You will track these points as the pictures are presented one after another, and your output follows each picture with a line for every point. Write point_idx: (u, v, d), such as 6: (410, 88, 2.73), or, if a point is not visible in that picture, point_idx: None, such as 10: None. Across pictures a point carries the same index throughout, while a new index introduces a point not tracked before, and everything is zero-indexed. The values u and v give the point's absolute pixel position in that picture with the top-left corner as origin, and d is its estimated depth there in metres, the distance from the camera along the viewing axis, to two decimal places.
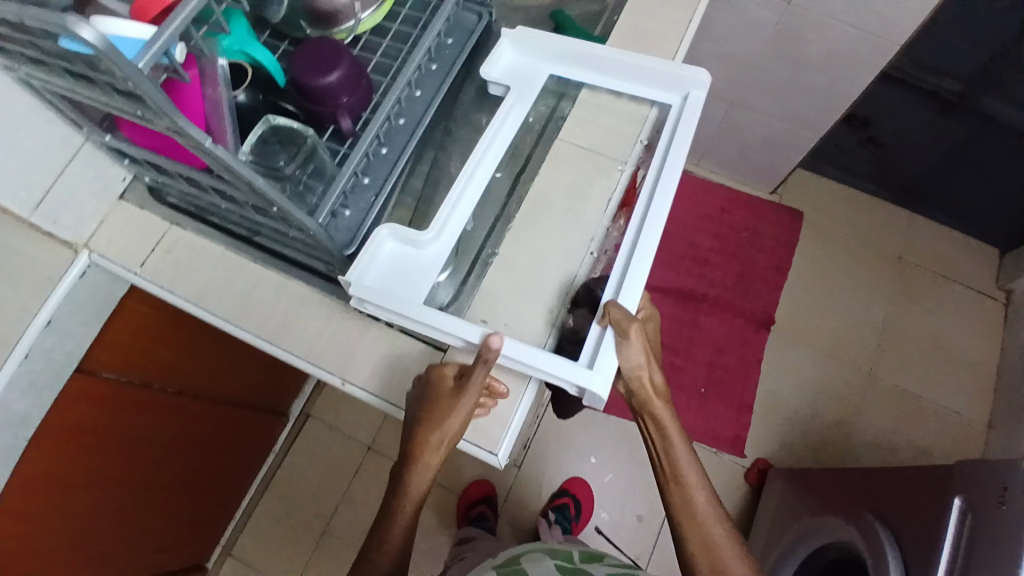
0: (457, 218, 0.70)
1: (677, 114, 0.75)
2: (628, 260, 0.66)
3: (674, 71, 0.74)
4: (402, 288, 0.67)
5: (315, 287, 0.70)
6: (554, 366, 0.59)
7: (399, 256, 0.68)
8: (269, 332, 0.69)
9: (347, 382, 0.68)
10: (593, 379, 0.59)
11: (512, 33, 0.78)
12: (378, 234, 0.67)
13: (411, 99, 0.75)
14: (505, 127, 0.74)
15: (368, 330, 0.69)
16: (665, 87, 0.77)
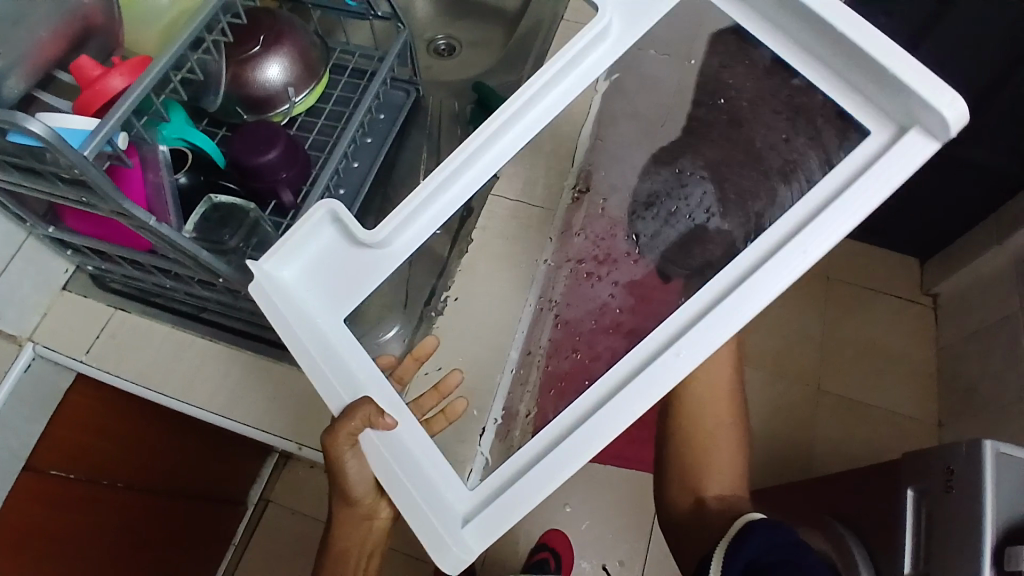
0: (423, 228, 0.53)
1: (858, 157, 0.44)
2: (688, 326, 0.44)
3: (892, 83, 0.42)
4: (328, 295, 0.51)
5: (265, 353, 0.72)
6: (405, 509, 0.46)
7: (338, 244, 0.51)
8: (220, 405, 0.70)
9: (303, 446, 0.68)
10: (438, 549, 0.44)
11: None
12: (313, 214, 0.49)
13: (348, 170, 0.81)
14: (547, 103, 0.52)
15: (322, 390, 0.70)
16: (878, 108, 0.44)
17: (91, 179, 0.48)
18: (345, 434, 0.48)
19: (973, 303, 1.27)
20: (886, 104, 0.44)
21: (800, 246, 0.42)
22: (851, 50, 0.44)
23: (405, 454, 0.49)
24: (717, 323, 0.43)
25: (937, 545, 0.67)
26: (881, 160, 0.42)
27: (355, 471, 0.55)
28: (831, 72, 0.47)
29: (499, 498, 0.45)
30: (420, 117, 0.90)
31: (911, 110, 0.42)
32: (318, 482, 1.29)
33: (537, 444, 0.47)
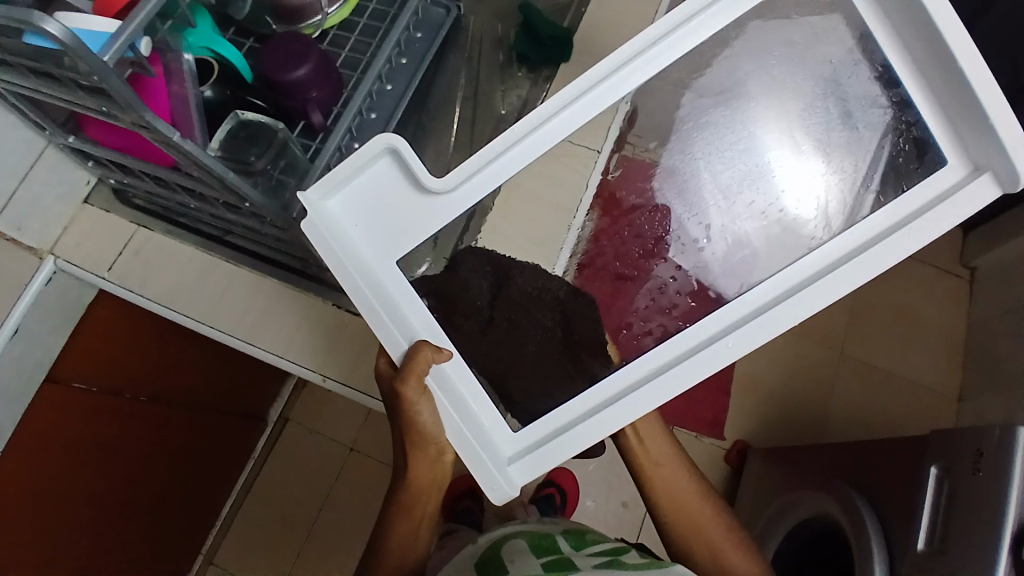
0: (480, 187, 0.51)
1: (937, 191, 0.46)
2: (746, 320, 0.49)
3: (980, 124, 0.44)
4: (380, 236, 0.52)
5: (289, 282, 0.69)
6: (461, 449, 0.51)
7: (395, 183, 0.51)
8: (243, 331, 0.68)
9: (328, 378, 0.67)
10: (489, 485, 0.50)
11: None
12: (371, 147, 0.48)
13: (382, 93, 0.76)
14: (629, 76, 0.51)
15: (348, 324, 0.68)
16: (960, 147, 0.47)
17: (112, 88, 0.44)
18: (415, 379, 0.51)
19: (1012, 280, 1.22)
20: (971, 147, 0.46)
21: (879, 258, 0.46)
22: (954, 77, 0.45)
23: (460, 403, 0.53)
24: (771, 322, 0.47)
25: (954, 524, 0.67)
26: (939, 203, 0.45)
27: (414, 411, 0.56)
28: (926, 83, 0.48)
29: (548, 445, 0.50)
30: (458, 39, 0.84)
31: (989, 155, 0.44)
32: (335, 404, 1.31)
33: (583, 399, 0.51)
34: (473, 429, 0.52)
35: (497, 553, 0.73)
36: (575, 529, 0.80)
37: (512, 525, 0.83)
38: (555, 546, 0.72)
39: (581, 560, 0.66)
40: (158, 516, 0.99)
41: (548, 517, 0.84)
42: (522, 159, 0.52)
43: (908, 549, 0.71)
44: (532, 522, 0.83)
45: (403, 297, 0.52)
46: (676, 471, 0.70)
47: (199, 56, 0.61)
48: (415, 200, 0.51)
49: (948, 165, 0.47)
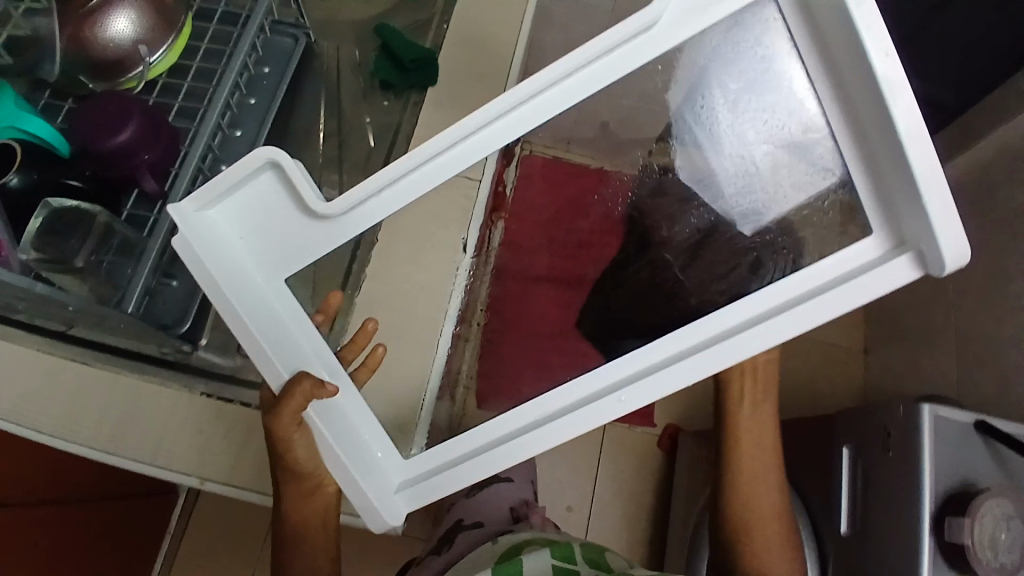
0: (381, 206, 0.45)
1: (839, 262, 0.41)
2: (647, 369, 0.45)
3: (913, 202, 0.38)
4: (264, 255, 0.47)
5: (154, 375, 0.62)
6: (343, 483, 0.51)
7: (279, 200, 0.44)
8: (106, 441, 0.60)
9: (207, 480, 0.60)
10: (367, 514, 0.51)
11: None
12: (253, 160, 0.42)
13: (232, 140, 0.68)
14: (546, 104, 0.41)
15: (227, 412, 0.62)
16: (891, 213, 0.40)
17: None
18: (290, 413, 0.49)
19: None
20: (905, 221, 0.39)
21: (777, 330, 0.41)
22: (894, 147, 0.37)
23: (354, 443, 0.52)
24: (662, 381, 0.44)
25: (871, 504, 0.69)
26: (858, 275, 0.40)
27: (304, 449, 0.54)
28: (863, 139, 0.40)
29: (429, 482, 0.49)
30: (314, 67, 0.76)
31: (919, 235, 0.38)
32: None
33: (475, 436, 0.49)
34: (354, 474, 0.51)
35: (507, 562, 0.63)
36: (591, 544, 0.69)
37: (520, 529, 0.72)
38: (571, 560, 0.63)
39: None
40: None
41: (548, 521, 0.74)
42: (434, 176, 0.45)
43: (834, 531, 0.73)
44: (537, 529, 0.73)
45: (291, 332, 0.49)
46: (767, 472, 0.63)
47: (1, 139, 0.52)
48: (301, 223, 0.45)
49: (877, 232, 0.41)
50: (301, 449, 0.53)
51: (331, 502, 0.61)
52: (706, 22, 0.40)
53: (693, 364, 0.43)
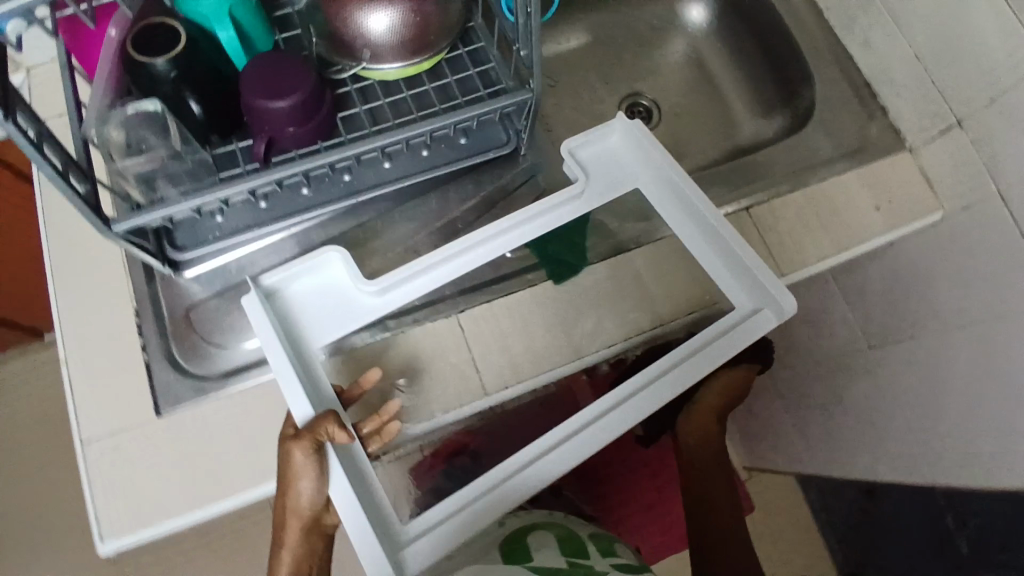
0: (429, 280, 0.67)
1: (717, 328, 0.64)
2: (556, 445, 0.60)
3: (748, 279, 0.66)
4: (321, 324, 0.65)
5: (132, 260, 0.66)
6: (354, 532, 0.54)
7: (341, 279, 0.66)
8: (62, 269, 0.66)
9: (66, 362, 0.62)
10: (371, 561, 0.53)
11: (611, 125, 0.71)
12: (326, 253, 0.64)
13: (377, 164, 0.68)
14: (554, 214, 0.70)
15: (132, 335, 0.64)
16: (738, 293, 0.67)
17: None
18: (312, 443, 0.55)
19: None
20: (747, 292, 0.66)
21: (662, 391, 0.60)
22: (733, 253, 0.67)
23: (356, 477, 0.58)
24: (591, 439, 0.59)
25: None
26: (734, 327, 0.63)
27: (309, 494, 0.56)
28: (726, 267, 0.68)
29: (425, 528, 0.57)
30: (499, 170, 0.74)
31: (762, 297, 0.65)
32: None
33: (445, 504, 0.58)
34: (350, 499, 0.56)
35: (521, 539, 0.76)
36: (599, 535, 0.84)
37: (529, 514, 0.85)
38: (580, 546, 0.77)
39: (601, 568, 0.71)
40: None
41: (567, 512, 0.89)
42: (454, 270, 0.68)
43: None
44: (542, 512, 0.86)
45: (318, 381, 0.62)
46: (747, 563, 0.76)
47: (194, 23, 0.56)
48: (351, 291, 0.66)
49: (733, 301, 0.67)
50: (308, 492, 0.56)
51: (123, 498, 0.58)
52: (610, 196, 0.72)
53: (582, 443, 0.59)
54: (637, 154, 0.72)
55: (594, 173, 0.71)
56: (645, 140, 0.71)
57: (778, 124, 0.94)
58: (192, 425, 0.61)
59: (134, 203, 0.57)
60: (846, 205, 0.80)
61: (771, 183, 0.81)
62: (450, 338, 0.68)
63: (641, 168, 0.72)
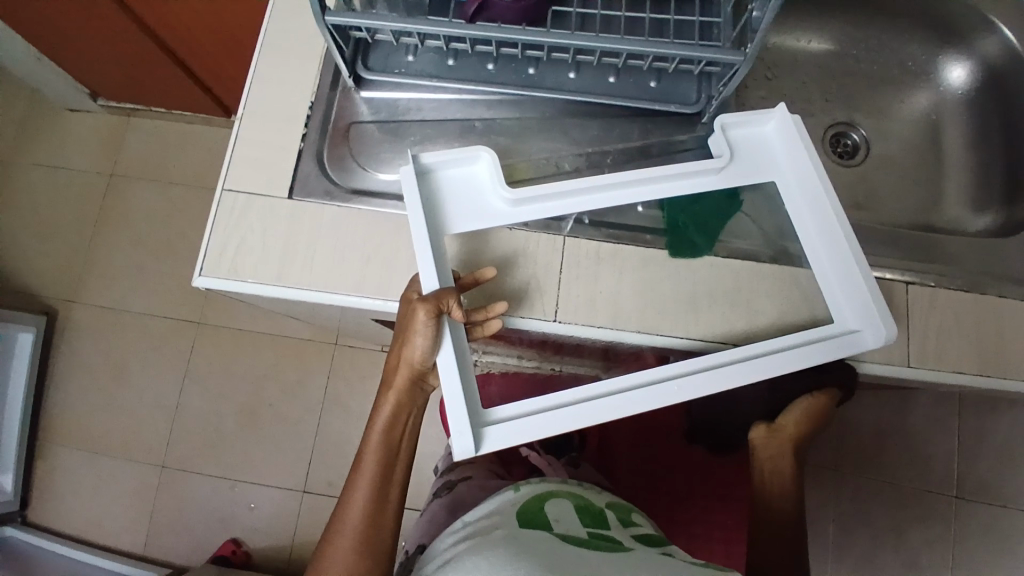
0: (569, 205, 0.68)
1: (809, 336, 0.64)
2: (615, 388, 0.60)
3: (861, 308, 0.64)
4: (459, 209, 0.66)
5: (327, 60, 0.72)
6: (449, 400, 0.57)
7: (479, 177, 0.67)
8: (271, 39, 0.72)
9: (242, 119, 0.69)
10: (458, 432, 0.56)
11: (771, 112, 0.68)
12: (476, 150, 0.65)
13: (563, 70, 0.69)
14: (699, 181, 0.68)
15: (299, 121, 0.70)
16: (839, 312, 0.65)
17: None
18: (430, 307, 0.57)
19: None
20: (852, 314, 0.65)
21: (731, 374, 0.60)
22: (853, 277, 0.65)
23: (460, 350, 0.61)
24: (648, 399, 0.59)
25: None
26: (829, 341, 0.63)
27: (418, 349, 0.60)
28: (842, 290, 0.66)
29: (502, 421, 0.58)
30: (673, 128, 0.73)
31: (864, 322, 0.64)
32: None
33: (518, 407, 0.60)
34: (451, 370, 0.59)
35: (540, 509, 0.69)
36: (617, 502, 0.77)
37: (547, 481, 0.76)
38: (603, 520, 0.69)
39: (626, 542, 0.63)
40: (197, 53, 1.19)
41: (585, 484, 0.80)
42: (588, 204, 0.68)
43: None
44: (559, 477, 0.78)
45: (444, 261, 0.63)
46: None
47: None
48: (490, 190, 0.67)
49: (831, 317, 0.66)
50: (420, 346, 0.60)
51: (236, 249, 0.66)
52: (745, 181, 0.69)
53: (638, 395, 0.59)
54: (786, 151, 0.69)
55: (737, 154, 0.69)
56: (798, 135, 0.68)
57: (981, 224, 0.84)
58: (313, 218, 0.67)
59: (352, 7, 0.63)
60: (1014, 329, 0.70)
61: (945, 269, 0.73)
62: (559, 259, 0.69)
63: (782, 164, 0.70)
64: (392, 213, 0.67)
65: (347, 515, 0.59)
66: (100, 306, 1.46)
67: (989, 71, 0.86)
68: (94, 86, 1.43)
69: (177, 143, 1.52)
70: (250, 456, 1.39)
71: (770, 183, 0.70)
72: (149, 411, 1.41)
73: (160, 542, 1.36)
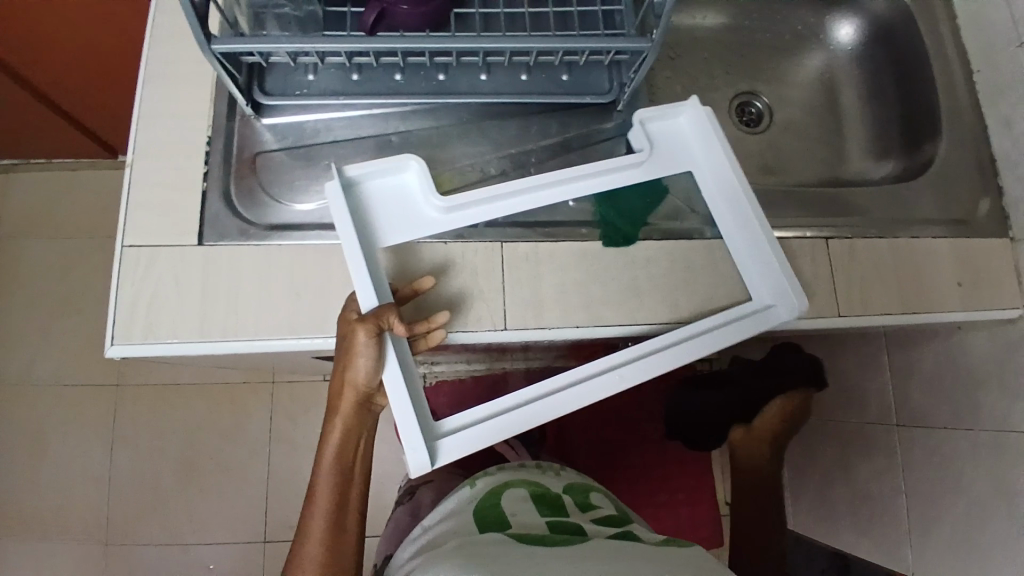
0: (501, 210, 0.66)
1: (737, 313, 0.65)
2: (564, 387, 0.60)
3: (778, 284, 0.66)
4: (388, 226, 0.63)
5: (219, 89, 0.66)
6: (400, 415, 0.54)
7: (408, 190, 0.64)
8: (151, 72, 0.66)
9: (133, 165, 0.63)
10: (412, 447, 0.53)
11: (683, 106, 0.69)
12: (400, 159, 0.62)
13: (473, 74, 0.67)
14: (624, 173, 0.68)
15: (198, 159, 0.64)
16: (756, 289, 0.67)
17: None
18: (372, 323, 0.54)
19: None
20: (769, 288, 0.66)
21: (675, 357, 0.61)
22: (766, 255, 0.67)
23: (406, 367, 0.58)
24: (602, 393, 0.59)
25: None
26: (751, 317, 0.64)
27: (362, 370, 0.55)
28: (756, 267, 0.68)
29: (456, 436, 0.56)
30: (592, 118, 0.72)
31: (780, 297, 0.65)
32: None
33: (475, 418, 0.58)
34: (397, 387, 0.56)
35: (494, 505, 0.66)
36: (576, 483, 0.75)
37: (503, 471, 0.74)
38: (560, 505, 0.67)
39: (587, 528, 0.62)
40: (71, 92, 1.09)
41: (543, 465, 0.78)
42: (517, 207, 0.66)
43: None
44: (512, 464, 0.76)
45: (381, 276, 0.60)
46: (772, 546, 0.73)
47: None
48: (416, 205, 0.64)
49: (750, 294, 0.68)
50: (364, 366, 0.55)
51: (145, 311, 0.60)
52: (665, 172, 0.70)
53: (589, 392, 0.58)
54: (698, 138, 0.70)
55: (655, 146, 0.69)
56: (711, 126, 0.69)
57: (880, 172, 0.90)
58: (227, 259, 0.62)
59: (239, 31, 0.59)
60: (926, 266, 0.75)
61: (859, 219, 0.77)
62: (503, 263, 0.67)
63: (698, 154, 0.71)
64: (314, 244, 0.63)
65: (304, 550, 0.54)
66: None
67: (873, 25, 0.92)
68: None
69: (60, 191, 1.39)
70: (199, 514, 1.30)
71: (687, 173, 0.71)
72: (76, 487, 1.29)
73: None
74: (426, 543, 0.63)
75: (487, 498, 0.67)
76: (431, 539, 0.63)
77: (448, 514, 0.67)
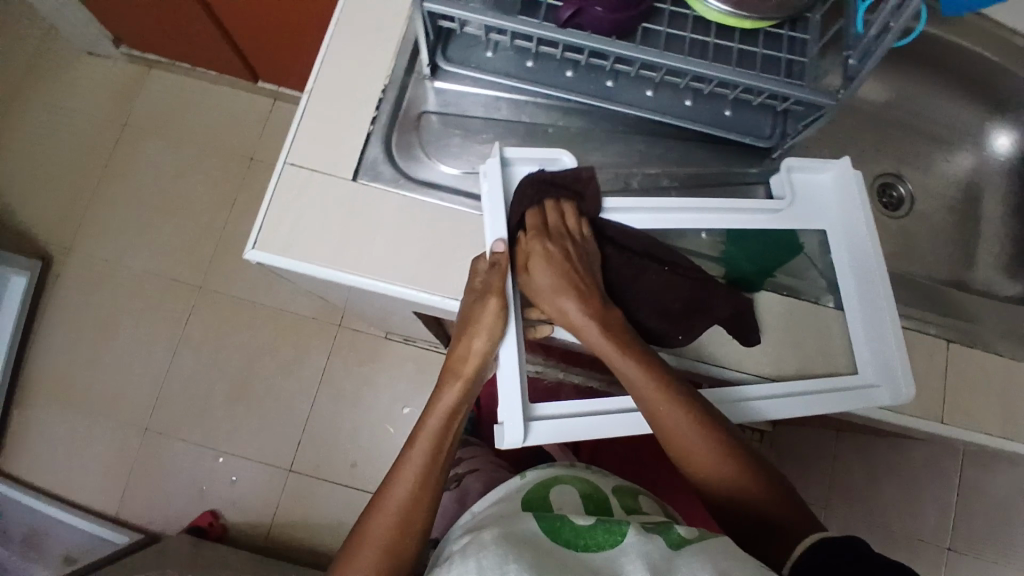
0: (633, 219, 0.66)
1: (834, 384, 0.65)
2: None
3: (887, 367, 0.65)
4: None
5: (402, 43, 0.70)
6: (504, 389, 0.56)
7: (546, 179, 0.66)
8: (346, 13, 0.70)
9: (310, 95, 0.67)
10: (510, 422, 0.55)
11: (836, 163, 0.68)
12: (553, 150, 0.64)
13: (641, 87, 0.68)
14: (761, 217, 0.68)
15: (369, 104, 0.68)
16: (863, 363, 0.67)
17: None
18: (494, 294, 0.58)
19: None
20: (875, 367, 0.66)
21: (766, 408, 0.63)
22: (880, 333, 0.66)
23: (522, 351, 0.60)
24: None
25: None
26: (851, 391, 0.65)
27: (483, 343, 0.58)
28: (867, 342, 0.67)
29: (546, 420, 0.58)
30: (739, 159, 0.73)
31: (886, 378, 0.64)
32: None
33: (568, 409, 0.60)
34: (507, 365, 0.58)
35: (545, 497, 0.67)
36: (624, 487, 0.76)
37: (551, 467, 0.76)
38: (607, 508, 0.67)
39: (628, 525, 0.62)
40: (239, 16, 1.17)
41: (592, 469, 0.80)
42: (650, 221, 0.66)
43: None
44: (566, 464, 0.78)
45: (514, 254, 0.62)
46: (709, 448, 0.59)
47: None
48: None
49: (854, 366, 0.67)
50: (488, 339, 0.57)
51: (291, 231, 0.64)
52: (800, 226, 0.69)
53: None
54: (841, 201, 0.69)
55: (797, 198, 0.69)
56: (858, 190, 0.67)
57: (1004, 287, 0.87)
58: (374, 201, 0.65)
59: None
60: None
61: (977, 328, 0.75)
62: None
63: (837, 215, 0.69)
64: (456, 210, 0.66)
65: (393, 490, 0.57)
66: (98, 257, 1.42)
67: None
68: (119, 30, 1.37)
69: (197, 99, 1.48)
70: (238, 428, 1.36)
71: (821, 233, 0.70)
72: (138, 370, 1.37)
73: (134, 507, 1.32)
74: (473, 522, 0.65)
75: (535, 491, 0.68)
76: (479, 517, 0.65)
77: (497, 497, 0.69)
